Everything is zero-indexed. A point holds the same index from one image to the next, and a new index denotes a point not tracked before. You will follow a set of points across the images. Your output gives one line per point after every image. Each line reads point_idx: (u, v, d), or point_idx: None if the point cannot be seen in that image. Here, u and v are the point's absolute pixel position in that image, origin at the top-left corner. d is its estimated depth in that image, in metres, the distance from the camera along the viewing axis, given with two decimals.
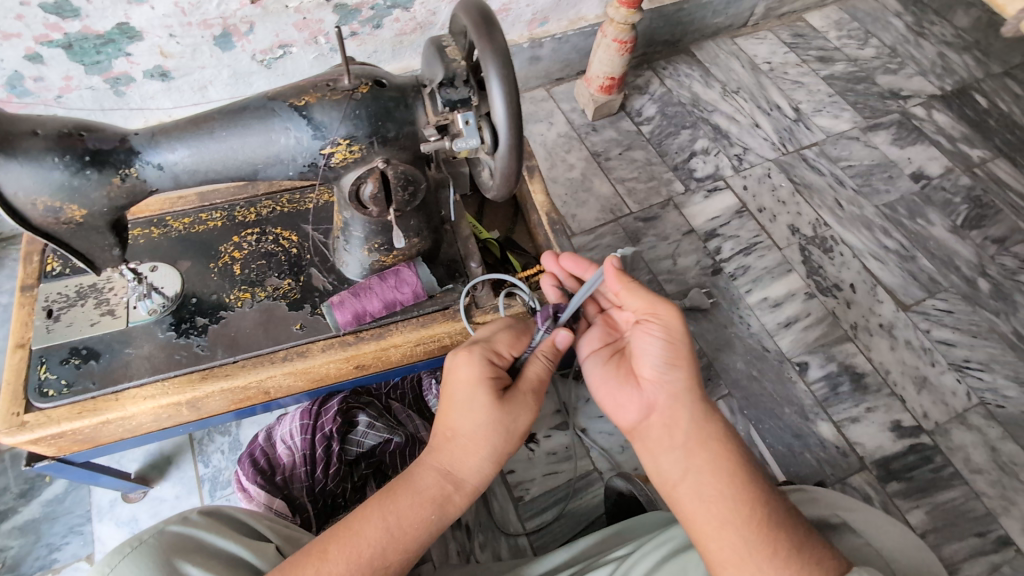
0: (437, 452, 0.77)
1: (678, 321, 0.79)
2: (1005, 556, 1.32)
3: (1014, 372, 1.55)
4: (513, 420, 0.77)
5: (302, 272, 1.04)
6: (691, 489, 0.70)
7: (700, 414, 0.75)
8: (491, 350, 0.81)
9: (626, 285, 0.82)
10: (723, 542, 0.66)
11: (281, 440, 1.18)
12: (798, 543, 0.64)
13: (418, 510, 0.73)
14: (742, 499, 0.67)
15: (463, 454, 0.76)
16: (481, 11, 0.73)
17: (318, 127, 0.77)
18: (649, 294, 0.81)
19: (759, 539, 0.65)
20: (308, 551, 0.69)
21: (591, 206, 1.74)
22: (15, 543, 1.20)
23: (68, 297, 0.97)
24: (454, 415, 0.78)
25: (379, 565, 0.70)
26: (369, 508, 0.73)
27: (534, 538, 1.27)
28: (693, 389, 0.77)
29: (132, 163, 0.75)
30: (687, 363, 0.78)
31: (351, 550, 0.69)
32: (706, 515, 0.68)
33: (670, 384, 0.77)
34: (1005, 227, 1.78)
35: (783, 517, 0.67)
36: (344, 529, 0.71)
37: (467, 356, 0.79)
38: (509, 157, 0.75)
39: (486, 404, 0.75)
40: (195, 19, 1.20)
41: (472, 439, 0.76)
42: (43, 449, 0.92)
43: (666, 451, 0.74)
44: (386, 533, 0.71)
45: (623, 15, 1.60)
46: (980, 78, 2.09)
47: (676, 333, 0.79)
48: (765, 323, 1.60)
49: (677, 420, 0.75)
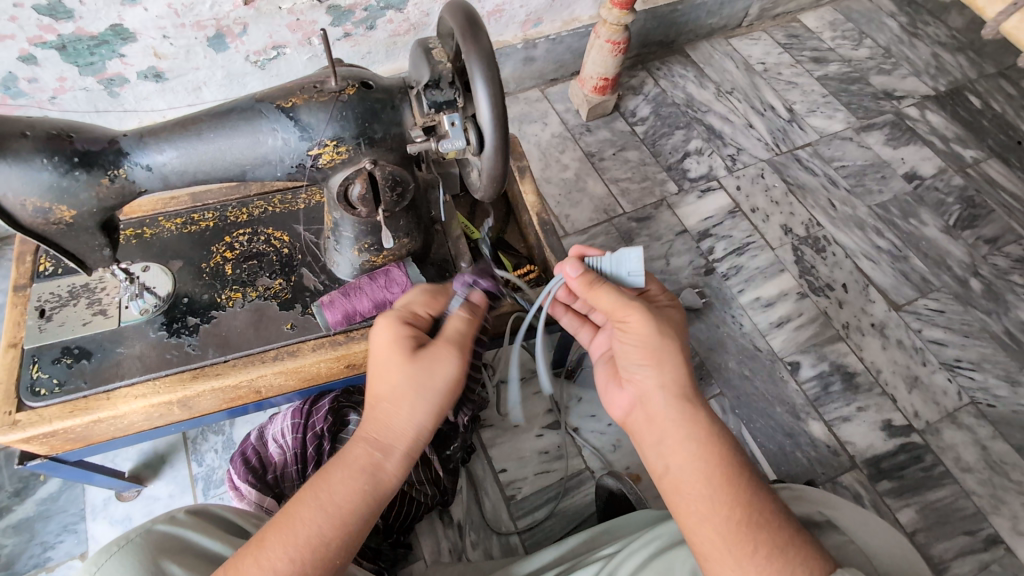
0: (365, 422, 0.74)
1: (647, 324, 0.77)
2: (995, 554, 1.32)
3: (1005, 371, 1.56)
4: (431, 370, 0.74)
5: (293, 272, 1.04)
6: (671, 484, 0.71)
7: (680, 408, 0.73)
8: (406, 312, 0.82)
9: (591, 292, 0.81)
10: (702, 537, 0.67)
11: (272, 440, 1.19)
12: (782, 539, 0.64)
13: (350, 480, 0.69)
14: (721, 495, 0.67)
15: (387, 415, 0.73)
16: (467, 14, 0.74)
17: (305, 128, 0.78)
18: (615, 299, 0.79)
19: (738, 536, 0.64)
20: (245, 546, 0.66)
21: (584, 206, 1.75)
22: (10, 541, 1.21)
23: (60, 297, 0.98)
24: (376, 381, 0.76)
25: (319, 543, 0.66)
26: (301, 490, 0.70)
27: (526, 537, 1.28)
28: (669, 384, 0.75)
29: (121, 164, 0.76)
30: (662, 361, 0.75)
31: (286, 533, 0.66)
32: (686, 510, 0.69)
33: (646, 381, 0.76)
34: (997, 227, 1.79)
35: (766, 511, 0.66)
36: (280, 516, 0.68)
37: (380, 324, 0.80)
38: (495, 158, 0.76)
39: (399, 359, 0.74)
40: (189, 20, 1.20)
41: (395, 397, 0.73)
42: (35, 448, 0.93)
43: (648, 447, 0.75)
44: (321, 511, 0.67)
45: (616, 16, 1.60)
46: (974, 78, 2.10)
47: (645, 334, 0.77)
48: (757, 323, 1.60)
49: (655, 416, 0.74)
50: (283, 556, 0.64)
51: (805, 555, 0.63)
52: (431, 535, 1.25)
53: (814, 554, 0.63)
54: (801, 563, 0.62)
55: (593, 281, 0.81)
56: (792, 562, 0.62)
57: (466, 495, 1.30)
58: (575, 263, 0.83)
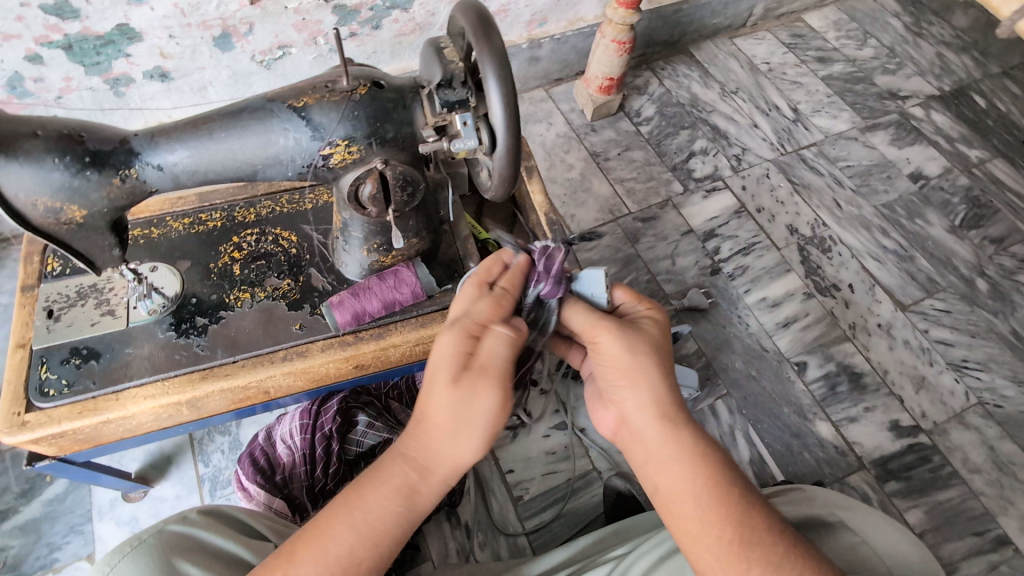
0: (406, 439, 0.72)
1: (616, 344, 0.74)
2: (1003, 555, 1.32)
3: (1012, 372, 1.55)
4: (471, 402, 0.69)
5: (301, 272, 1.04)
6: (661, 505, 0.70)
7: (661, 429, 0.71)
8: (465, 323, 0.74)
9: (567, 312, 0.80)
10: (695, 557, 0.67)
11: (281, 440, 1.18)
12: (778, 555, 0.64)
13: (384, 503, 0.69)
14: (711, 516, 0.66)
15: (427, 441, 0.70)
16: (478, 12, 0.74)
17: (317, 128, 0.77)
18: (586, 319, 0.78)
19: (732, 556, 0.65)
20: (280, 554, 0.68)
21: (590, 206, 1.74)
22: (17, 542, 1.21)
23: (68, 297, 0.98)
24: (421, 399, 0.72)
25: (349, 564, 0.67)
26: (334, 503, 0.70)
27: (533, 537, 1.27)
28: (648, 405, 0.72)
29: (132, 164, 0.76)
30: (637, 382, 0.73)
31: (318, 550, 0.67)
32: (678, 530, 0.69)
33: (625, 404, 0.74)
34: (1003, 227, 1.79)
35: (759, 528, 0.66)
36: (313, 528, 0.69)
37: (444, 337, 0.73)
38: (507, 158, 0.76)
39: (445, 384, 0.69)
40: (195, 19, 1.20)
41: (437, 424, 0.70)
42: (44, 449, 0.93)
43: (637, 468, 0.74)
44: (352, 532, 0.68)
45: (621, 15, 1.60)
46: (979, 78, 2.10)
47: (615, 355, 0.74)
48: (763, 323, 1.60)
49: (639, 438, 0.73)
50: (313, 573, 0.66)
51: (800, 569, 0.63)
52: (438, 535, 1.25)
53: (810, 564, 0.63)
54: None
55: (569, 304, 0.81)
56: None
57: (474, 496, 1.30)
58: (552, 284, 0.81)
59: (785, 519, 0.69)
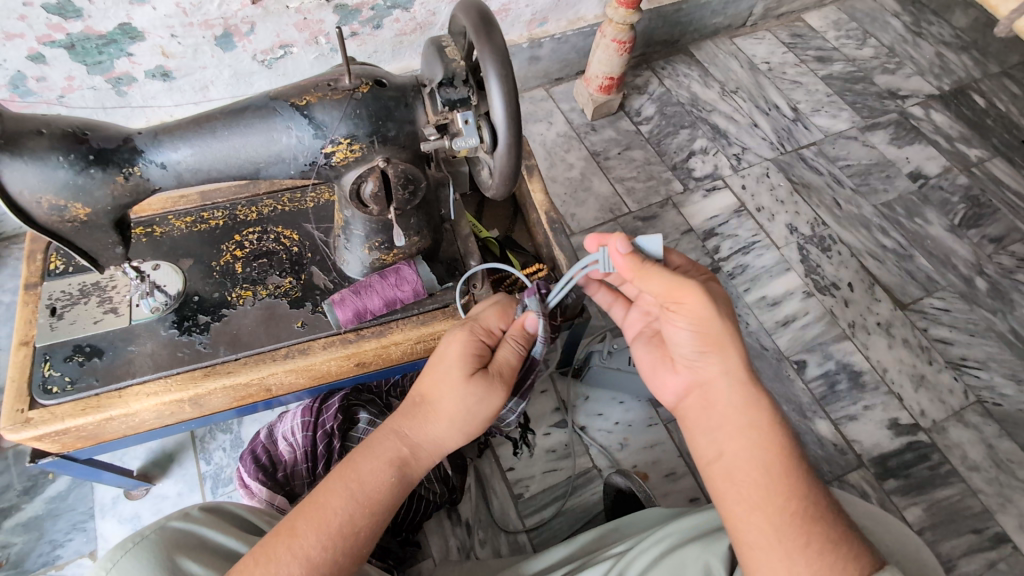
0: (404, 420, 0.80)
1: (707, 306, 0.74)
2: (1002, 553, 1.33)
3: (1011, 370, 1.56)
4: (479, 399, 0.80)
5: (303, 270, 1.05)
6: (725, 470, 0.71)
7: (743, 395, 0.73)
8: (480, 329, 0.86)
9: (641, 273, 0.76)
10: (750, 526, 0.67)
11: (282, 437, 1.19)
12: (835, 535, 0.64)
13: (382, 473, 0.76)
14: (778, 485, 0.67)
15: (429, 421, 0.80)
16: (480, 11, 0.74)
17: (319, 126, 0.78)
18: (670, 279, 0.75)
19: (791, 528, 0.65)
20: (276, 531, 0.71)
21: (590, 206, 1.75)
22: (19, 539, 1.21)
23: (71, 295, 0.98)
24: (429, 383, 0.82)
25: (348, 531, 0.71)
26: (330, 477, 0.75)
27: (534, 535, 1.28)
28: (733, 370, 0.74)
29: (135, 163, 0.76)
30: (724, 347, 0.75)
31: (318, 520, 0.71)
32: (734, 497, 0.69)
33: (708, 368, 0.75)
34: (1002, 227, 1.79)
35: (820, 506, 0.67)
36: (310, 502, 0.73)
37: (459, 337, 0.84)
38: (508, 156, 0.76)
39: (460, 376, 0.80)
40: (196, 19, 1.21)
41: (443, 408, 0.80)
42: (47, 446, 0.93)
43: (703, 430, 0.75)
44: (352, 500, 0.73)
45: (622, 15, 1.60)
46: (978, 78, 2.10)
47: (705, 316, 0.74)
48: (763, 321, 1.61)
49: (718, 401, 0.74)
50: (315, 543, 0.70)
51: (854, 552, 0.64)
52: (439, 534, 1.26)
53: (865, 553, 0.64)
54: (850, 560, 0.63)
55: (642, 264, 0.76)
56: (843, 558, 0.63)
57: (474, 494, 1.31)
58: (624, 240, 0.76)
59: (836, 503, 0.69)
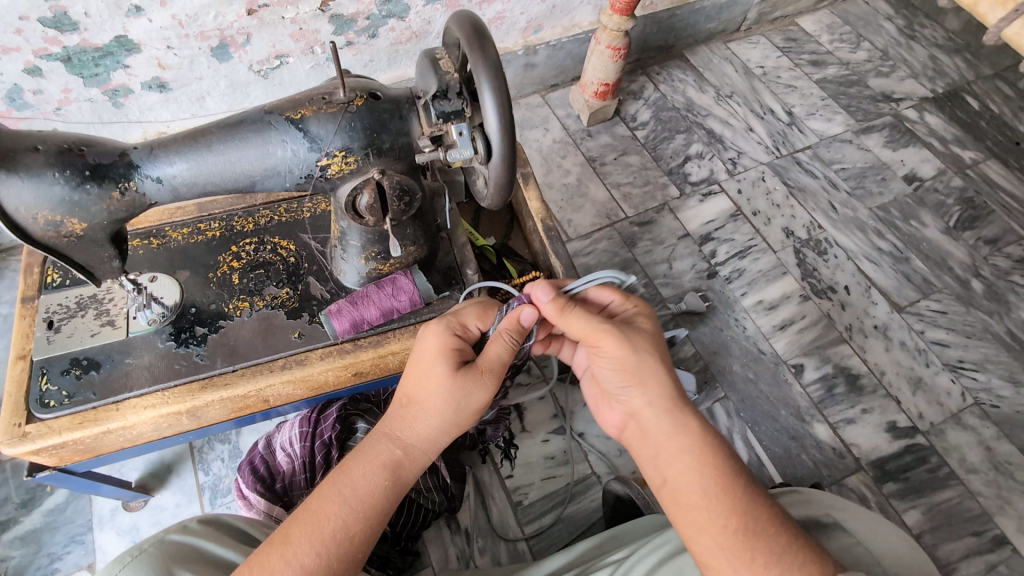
0: (393, 421, 0.81)
1: (620, 345, 0.79)
2: (1002, 555, 1.33)
3: (1008, 372, 1.56)
4: (467, 394, 0.80)
5: (300, 281, 1.05)
6: (669, 495, 0.72)
7: (668, 422, 0.76)
8: (458, 324, 0.87)
9: (563, 317, 0.83)
10: (703, 546, 0.68)
11: (280, 448, 1.19)
12: (778, 546, 0.64)
13: (373, 477, 0.76)
14: (717, 504, 0.68)
15: (416, 420, 0.80)
16: (473, 24, 0.74)
17: (314, 139, 0.78)
18: (587, 324, 0.81)
19: (735, 544, 0.65)
20: (272, 538, 0.70)
21: (587, 212, 1.75)
22: (17, 553, 1.21)
23: (68, 308, 0.98)
24: (412, 383, 0.83)
25: (343, 536, 0.71)
26: (324, 487, 0.75)
27: (533, 542, 1.28)
28: (657, 400, 0.77)
29: (131, 177, 0.77)
30: (644, 380, 0.78)
31: (312, 528, 0.70)
32: (683, 520, 0.70)
33: (634, 400, 0.79)
34: (998, 228, 1.80)
35: (764, 519, 0.67)
36: (304, 510, 0.72)
37: (435, 333, 0.84)
38: (502, 166, 0.76)
39: (445, 373, 0.80)
40: (192, 30, 1.21)
41: (430, 406, 0.80)
42: (45, 460, 0.93)
43: (645, 460, 0.77)
44: (346, 506, 0.73)
45: (616, 22, 1.61)
46: (972, 80, 2.11)
47: (621, 355, 0.79)
48: (761, 325, 1.61)
49: (648, 431, 0.77)
50: (309, 551, 0.69)
51: (802, 561, 0.63)
52: (439, 542, 1.25)
53: (812, 561, 0.63)
54: (798, 568, 0.62)
55: (565, 307, 0.83)
56: (789, 568, 0.62)
57: (473, 501, 1.31)
58: (544, 288, 0.83)
59: (788, 514, 0.69)
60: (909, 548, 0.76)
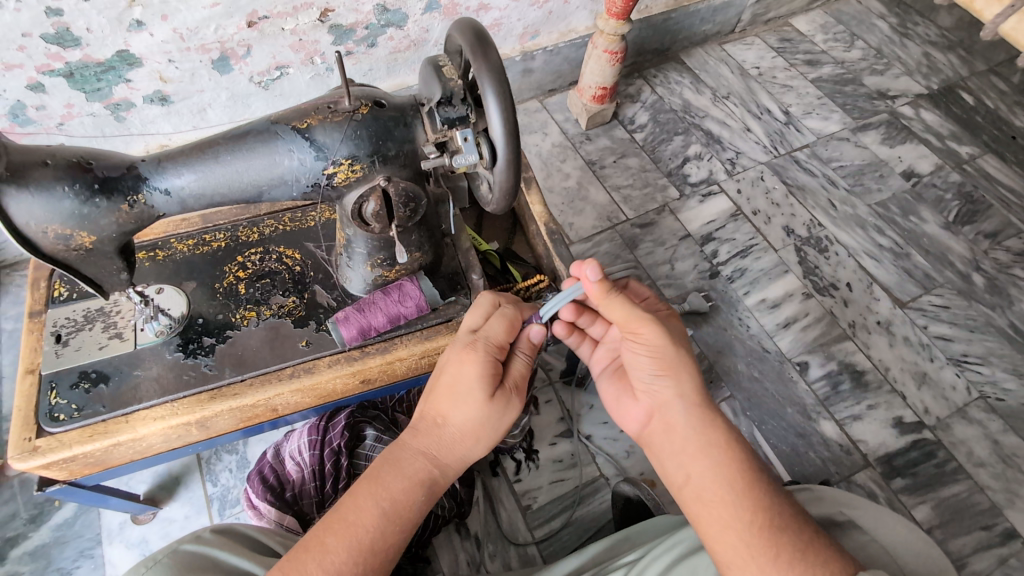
0: (427, 439, 0.80)
1: (661, 335, 0.79)
2: (1012, 548, 1.33)
3: (1013, 365, 1.57)
4: (501, 416, 0.82)
5: (306, 289, 1.05)
6: (691, 492, 0.72)
7: (695, 418, 0.76)
8: (492, 347, 0.84)
9: (605, 300, 0.82)
10: (727, 543, 0.67)
11: (289, 457, 1.19)
12: (803, 544, 0.64)
13: (411, 492, 0.76)
14: (743, 501, 0.68)
15: (454, 441, 0.80)
16: (475, 31, 0.75)
17: (320, 148, 0.79)
18: (625, 311, 0.80)
19: (760, 541, 0.65)
20: (304, 546, 0.69)
21: (588, 215, 1.76)
22: (26, 569, 1.21)
23: (76, 322, 0.98)
24: (448, 404, 0.81)
25: (379, 549, 0.71)
26: (358, 494, 0.74)
27: (544, 546, 1.27)
28: (688, 394, 0.77)
29: (140, 190, 0.77)
30: (678, 373, 0.78)
31: (347, 537, 0.70)
32: (706, 518, 0.70)
33: (663, 391, 0.79)
34: (996, 222, 1.80)
35: (786, 518, 0.67)
36: (336, 520, 0.71)
37: (475, 358, 0.82)
38: (508, 171, 0.77)
39: (484, 400, 0.80)
40: (193, 44, 1.22)
41: (467, 429, 0.80)
42: (55, 473, 0.93)
43: (667, 456, 0.77)
44: (382, 517, 0.72)
45: (612, 26, 1.62)
46: (966, 76, 2.12)
47: (656, 344, 0.79)
48: (764, 324, 1.61)
49: (673, 426, 0.77)
50: (346, 560, 0.69)
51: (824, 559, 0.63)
52: (449, 548, 1.25)
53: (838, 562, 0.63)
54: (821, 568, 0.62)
55: (608, 291, 0.81)
56: (813, 567, 0.62)
57: (483, 506, 1.31)
58: (596, 267, 0.80)
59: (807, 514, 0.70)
60: (920, 544, 0.76)
